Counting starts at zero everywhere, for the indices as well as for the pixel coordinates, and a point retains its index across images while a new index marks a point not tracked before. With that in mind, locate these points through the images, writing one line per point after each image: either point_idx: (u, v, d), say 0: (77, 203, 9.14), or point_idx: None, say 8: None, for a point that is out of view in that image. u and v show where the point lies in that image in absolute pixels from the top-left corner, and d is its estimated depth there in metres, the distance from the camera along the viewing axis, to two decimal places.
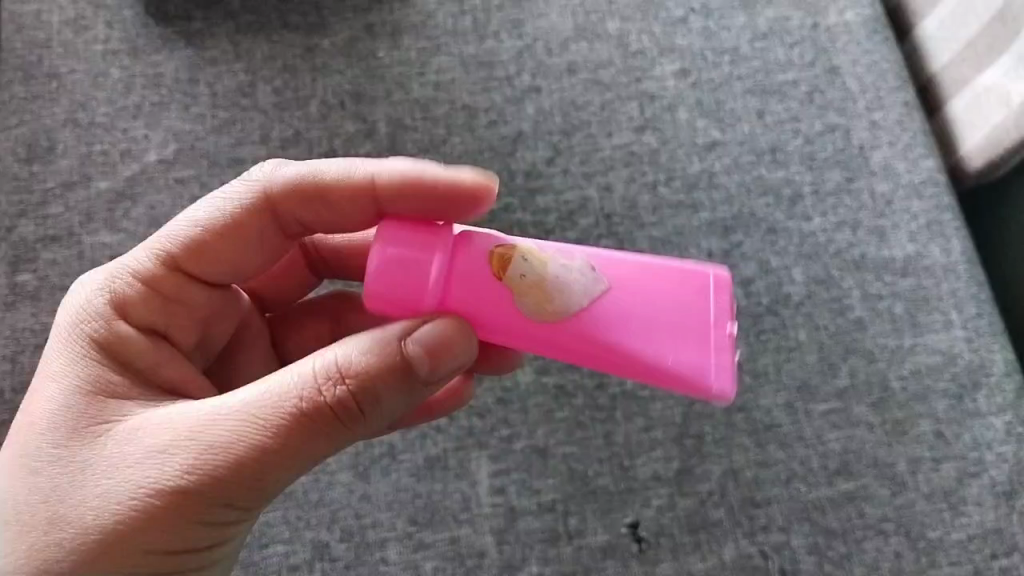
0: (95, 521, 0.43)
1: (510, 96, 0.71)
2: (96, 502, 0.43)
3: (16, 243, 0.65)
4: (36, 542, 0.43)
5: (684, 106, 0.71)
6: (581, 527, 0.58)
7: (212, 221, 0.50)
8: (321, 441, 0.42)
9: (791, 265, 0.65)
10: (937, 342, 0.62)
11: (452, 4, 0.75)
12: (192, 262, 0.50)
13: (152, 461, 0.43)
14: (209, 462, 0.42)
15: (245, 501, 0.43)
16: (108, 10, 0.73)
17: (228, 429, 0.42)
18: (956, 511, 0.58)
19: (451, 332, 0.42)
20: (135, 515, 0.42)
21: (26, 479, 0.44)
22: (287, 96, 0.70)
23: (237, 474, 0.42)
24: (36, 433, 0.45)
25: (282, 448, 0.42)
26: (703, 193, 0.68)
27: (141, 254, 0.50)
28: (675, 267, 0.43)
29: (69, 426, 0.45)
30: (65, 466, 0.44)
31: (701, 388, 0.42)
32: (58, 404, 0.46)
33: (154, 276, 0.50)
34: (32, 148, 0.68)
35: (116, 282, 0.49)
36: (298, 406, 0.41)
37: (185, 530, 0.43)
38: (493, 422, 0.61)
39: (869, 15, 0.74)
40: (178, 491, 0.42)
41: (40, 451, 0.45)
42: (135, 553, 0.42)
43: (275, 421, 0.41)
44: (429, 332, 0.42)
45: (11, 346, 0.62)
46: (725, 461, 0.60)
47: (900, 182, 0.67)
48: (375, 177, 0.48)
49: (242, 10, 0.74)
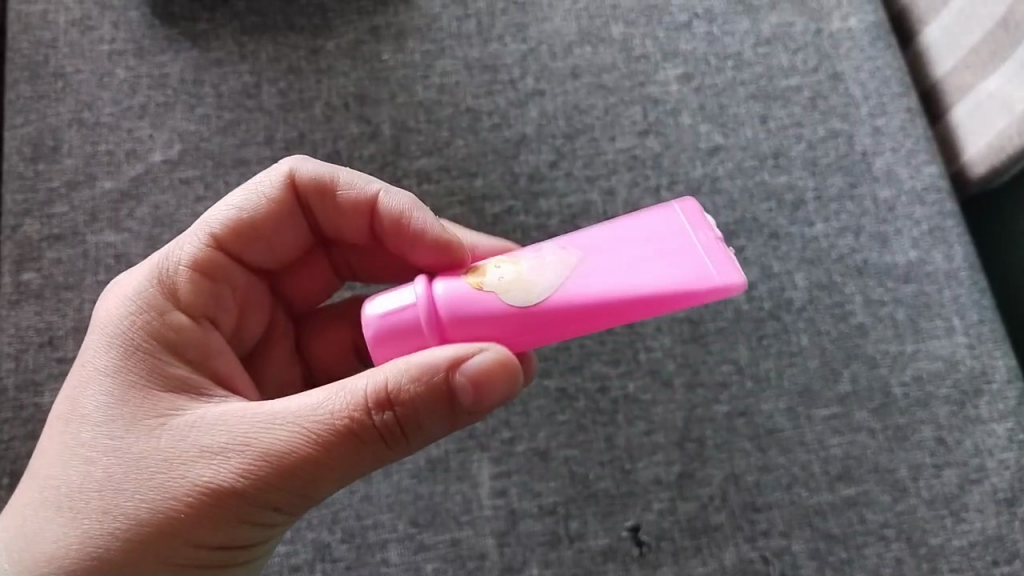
0: (144, 515, 0.43)
1: (514, 99, 0.71)
2: (144, 497, 0.43)
3: (21, 242, 0.65)
4: (88, 530, 0.43)
5: (688, 110, 0.71)
6: (582, 530, 0.58)
7: (256, 204, 0.53)
8: (370, 454, 0.43)
9: (793, 270, 0.65)
10: (938, 348, 0.63)
11: (456, 7, 0.75)
12: (237, 242, 0.53)
13: (204, 461, 0.43)
14: (263, 468, 0.42)
15: (292, 506, 0.44)
16: (114, 11, 0.73)
17: (283, 437, 0.42)
18: (957, 518, 0.58)
19: (500, 367, 0.41)
20: (185, 514, 0.43)
21: (80, 467, 0.45)
22: (291, 98, 0.71)
23: (286, 481, 0.42)
24: (92, 422, 0.46)
25: (333, 459, 0.42)
26: (706, 198, 0.68)
27: (188, 238, 0.51)
28: (634, 212, 0.44)
29: (126, 418, 0.45)
30: (115, 459, 0.44)
31: (711, 287, 0.41)
32: (114, 395, 0.46)
33: (207, 256, 0.51)
34: (37, 148, 0.68)
35: (167, 269, 0.50)
36: (349, 416, 0.42)
37: (232, 528, 0.44)
38: (494, 424, 0.61)
39: (872, 22, 0.74)
40: (229, 493, 0.43)
41: (96, 441, 0.45)
42: (183, 548, 0.43)
43: (328, 433, 0.42)
44: (482, 365, 0.41)
45: (14, 344, 0.62)
46: (726, 466, 0.60)
47: (903, 188, 0.68)
48: (381, 199, 0.54)
49: (247, 12, 0.74)
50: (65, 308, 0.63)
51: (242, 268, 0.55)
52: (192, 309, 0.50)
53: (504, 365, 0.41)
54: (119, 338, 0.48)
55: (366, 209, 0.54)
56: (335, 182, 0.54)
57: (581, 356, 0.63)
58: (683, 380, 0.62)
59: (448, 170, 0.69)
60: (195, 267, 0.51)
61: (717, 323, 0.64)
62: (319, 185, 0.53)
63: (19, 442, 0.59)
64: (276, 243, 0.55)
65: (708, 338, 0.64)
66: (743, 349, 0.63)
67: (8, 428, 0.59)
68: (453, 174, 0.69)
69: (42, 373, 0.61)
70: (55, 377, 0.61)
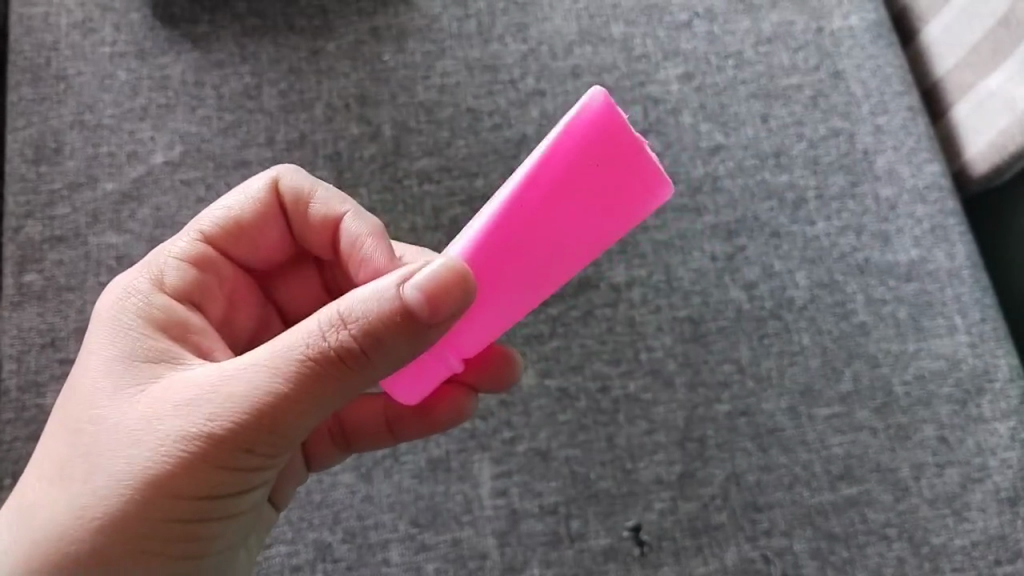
0: (122, 473, 0.42)
1: (514, 99, 0.71)
2: (121, 454, 0.42)
3: (23, 243, 0.65)
4: (73, 495, 0.43)
5: (688, 110, 0.71)
6: (583, 530, 0.58)
7: (244, 205, 0.54)
8: (340, 385, 0.41)
9: (794, 269, 0.65)
10: (940, 346, 0.62)
11: (456, 8, 0.75)
12: (225, 242, 0.54)
13: (175, 409, 0.42)
14: (231, 407, 0.41)
15: (269, 445, 0.43)
16: (115, 13, 0.74)
17: (249, 375, 0.41)
18: (960, 517, 0.58)
19: (449, 277, 0.38)
20: (162, 463, 0.42)
21: (66, 438, 0.44)
22: (292, 99, 0.71)
23: (258, 420, 0.41)
24: (76, 395, 0.45)
25: (301, 391, 0.41)
26: (707, 197, 0.68)
27: (181, 235, 0.53)
28: None
29: (105, 387, 0.45)
30: (93, 424, 0.44)
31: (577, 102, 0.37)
32: (95, 368, 0.46)
33: (198, 252, 0.53)
34: (39, 150, 0.69)
35: (159, 261, 0.52)
36: (312, 352, 0.40)
37: (211, 475, 0.42)
38: (495, 424, 0.61)
39: (874, 20, 0.74)
40: (202, 436, 0.41)
41: (79, 411, 0.45)
42: (164, 499, 0.42)
43: (291, 368, 0.40)
44: (426, 277, 0.38)
45: (17, 346, 0.62)
46: (728, 465, 0.60)
47: (904, 187, 0.67)
48: (344, 223, 0.54)
49: (248, 13, 0.74)
50: (67, 309, 0.63)
51: (231, 270, 0.55)
52: (183, 294, 0.51)
53: (451, 272, 0.38)
54: (104, 317, 0.48)
55: (335, 229, 0.55)
56: (312, 199, 0.54)
57: (582, 355, 0.63)
58: (684, 380, 0.62)
59: (449, 170, 0.69)
60: (188, 262, 0.52)
61: (719, 322, 0.64)
62: (299, 200, 0.54)
63: (21, 443, 0.59)
64: (264, 248, 0.56)
65: (709, 337, 0.63)
66: (744, 349, 0.63)
67: (10, 429, 0.60)
68: (454, 174, 0.69)
69: (44, 374, 0.61)
70: (57, 378, 0.61)
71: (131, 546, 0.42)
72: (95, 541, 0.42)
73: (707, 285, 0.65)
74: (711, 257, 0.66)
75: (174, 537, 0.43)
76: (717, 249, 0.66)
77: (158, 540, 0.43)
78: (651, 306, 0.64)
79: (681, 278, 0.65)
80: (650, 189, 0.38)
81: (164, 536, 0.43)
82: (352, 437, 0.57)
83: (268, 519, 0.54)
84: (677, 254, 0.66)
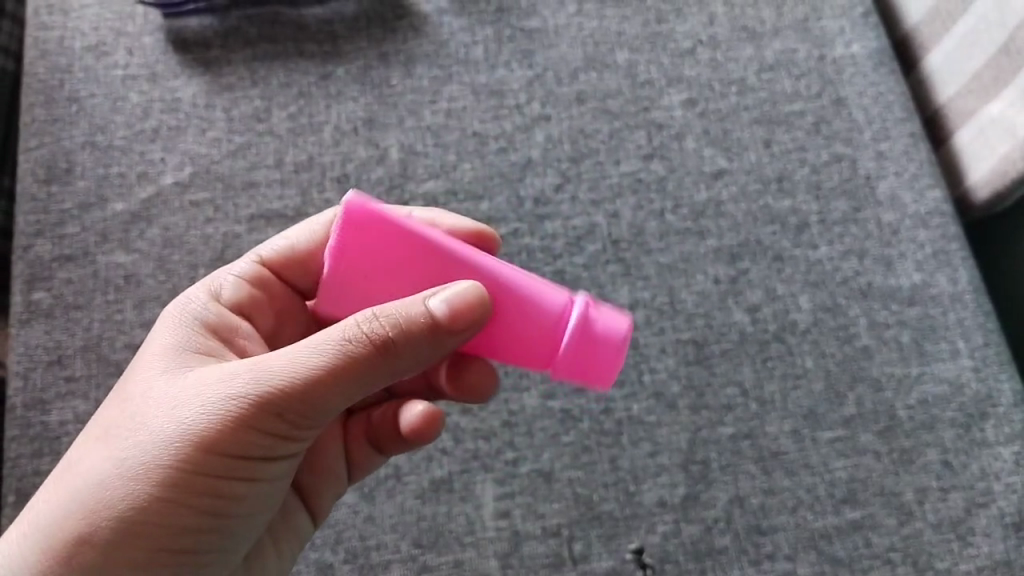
0: (160, 430, 0.43)
1: (520, 124, 0.72)
2: (162, 414, 0.43)
3: (33, 262, 0.67)
4: (117, 451, 0.43)
5: (692, 135, 0.72)
6: (586, 552, 0.58)
7: (305, 235, 0.55)
8: (372, 372, 0.42)
9: (797, 292, 0.65)
10: (943, 370, 0.63)
11: (464, 35, 0.76)
12: (288, 266, 0.54)
13: (219, 378, 0.43)
14: (274, 377, 0.42)
15: (300, 414, 0.43)
16: (129, 37, 0.75)
17: (290, 350, 0.43)
18: (964, 542, 0.58)
19: (475, 295, 0.41)
20: (199, 421, 0.42)
21: (119, 404, 0.45)
22: (301, 122, 0.72)
23: (293, 388, 0.42)
24: (136, 371, 0.47)
25: (335, 366, 0.42)
26: (710, 221, 0.68)
27: (242, 260, 0.54)
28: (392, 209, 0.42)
29: (164, 365, 0.46)
30: (139, 392, 0.45)
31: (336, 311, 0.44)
32: (158, 350, 0.48)
33: (256, 274, 0.54)
34: (51, 170, 0.70)
35: (218, 280, 0.53)
36: (355, 342, 0.41)
37: (244, 436, 0.42)
38: (498, 445, 0.61)
39: (875, 49, 0.75)
40: (241, 397, 0.42)
41: (134, 384, 0.46)
42: (197, 454, 0.42)
43: (331, 347, 0.42)
44: (452, 294, 0.40)
45: (25, 363, 0.63)
46: (731, 488, 0.60)
47: (906, 213, 0.68)
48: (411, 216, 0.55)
49: (259, 39, 0.75)
50: (74, 327, 0.64)
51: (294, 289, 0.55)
52: (238, 309, 0.52)
53: (477, 292, 0.41)
54: (166, 316, 0.51)
55: None
56: None
57: None
58: (687, 403, 0.62)
59: (455, 194, 0.69)
60: (246, 281, 0.53)
61: (722, 345, 0.64)
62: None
63: (26, 460, 0.60)
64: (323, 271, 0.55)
65: (713, 359, 0.63)
66: (747, 372, 0.63)
67: (15, 445, 0.60)
68: (460, 197, 0.69)
69: (50, 392, 0.62)
70: (63, 395, 0.62)
71: (162, 501, 0.42)
72: (130, 493, 0.42)
73: (711, 308, 0.65)
74: (713, 280, 0.66)
75: (203, 495, 0.43)
76: (720, 273, 0.66)
77: (187, 497, 0.43)
78: (655, 329, 0.65)
79: (684, 300, 0.65)
80: (359, 221, 0.40)
81: (194, 492, 0.43)
82: (382, 441, 0.57)
83: (302, 527, 0.55)
84: (680, 277, 0.66)
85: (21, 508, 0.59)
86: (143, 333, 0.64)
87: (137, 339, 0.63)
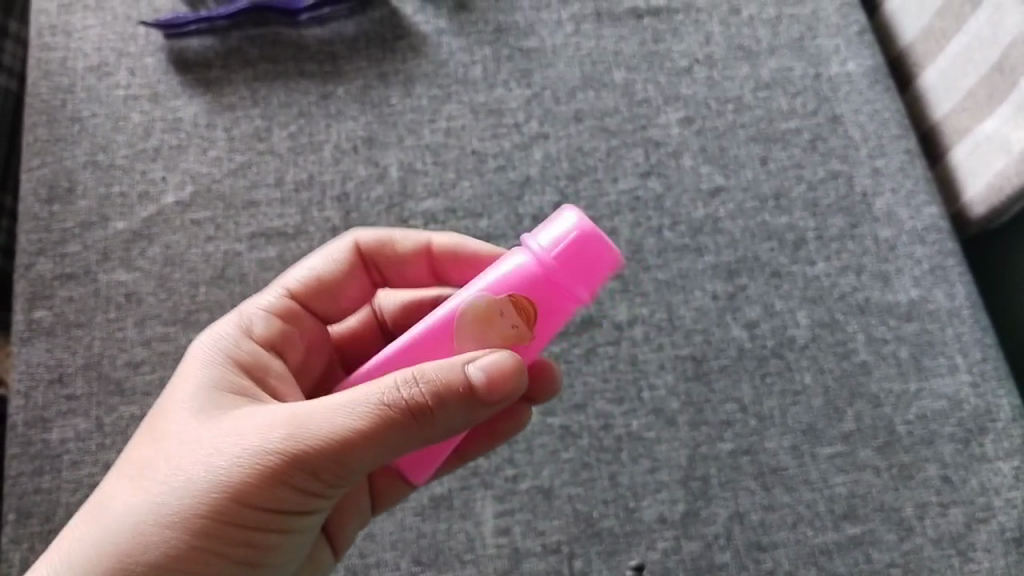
0: (195, 477, 0.43)
1: (519, 142, 0.73)
2: (194, 460, 0.43)
3: (34, 280, 0.67)
4: (151, 494, 0.43)
5: (689, 152, 0.72)
6: (586, 570, 0.58)
7: (328, 264, 0.56)
8: (407, 438, 0.43)
9: (795, 308, 0.66)
10: (942, 385, 0.63)
11: (462, 55, 0.77)
12: (314, 296, 0.55)
13: (254, 427, 0.43)
14: (311, 433, 0.42)
15: (334, 473, 0.43)
16: (130, 58, 0.76)
17: (325, 406, 0.42)
18: (965, 557, 0.58)
19: (509, 365, 0.43)
20: (234, 471, 0.42)
21: (152, 443, 0.45)
22: (301, 141, 0.72)
23: (329, 447, 0.42)
24: (168, 407, 0.47)
25: (371, 429, 0.42)
26: (707, 237, 0.69)
27: (268, 291, 0.54)
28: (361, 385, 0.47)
29: (196, 404, 0.46)
30: (173, 433, 0.45)
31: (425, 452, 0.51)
32: (189, 386, 0.47)
33: (285, 307, 0.53)
34: (53, 190, 0.70)
35: (249, 314, 0.52)
36: (392, 405, 0.42)
37: (276, 490, 0.42)
38: (498, 462, 0.61)
39: (871, 66, 0.75)
40: (274, 452, 0.42)
41: (166, 422, 0.46)
42: (230, 506, 0.42)
43: (369, 408, 0.42)
44: (488, 363, 0.43)
45: (26, 382, 0.63)
46: (731, 504, 0.60)
47: (903, 229, 0.68)
48: (435, 241, 0.57)
49: (260, 59, 0.76)
50: (75, 345, 0.64)
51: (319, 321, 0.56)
52: (269, 343, 0.52)
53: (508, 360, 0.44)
54: (195, 347, 0.50)
55: (426, 254, 0.58)
56: (396, 239, 0.57)
57: (585, 394, 0.63)
58: (686, 418, 0.62)
59: (455, 212, 0.70)
60: (276, 314, 0.53)
61: (720, 361, 0.64)
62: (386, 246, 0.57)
63: (27, 478, 0.60)
64: (348, 301, 0.57)
65: (712, 375, 0.64)
66: (746, 388, 0.63)
67: (16, 463, 0.61)
68: (459, 216, 0.70)
69: (51, 410, 0.62)
70: (64, 414, 0.62)
71: (195, 549, 0.42)
72: (164, 540, 0.42)
73: (709, 324, 0.65)
74: (712, 296, 0.66)
75: (236, 544, 0.43)
76: (718, 289, 0.67)
77: (221, 546, 0.43)
78: (654, 344, 0.65)
79: (683, 316, 0.66)
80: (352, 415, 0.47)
81: (228, 541, 0.43)
82: None
83: (324, 561, 0.55)
84: (679, 293, 0.67)
85: (21, 526, 0.59)
86: (144, 351, 0.64)
87: (139, 356, 0.64)
